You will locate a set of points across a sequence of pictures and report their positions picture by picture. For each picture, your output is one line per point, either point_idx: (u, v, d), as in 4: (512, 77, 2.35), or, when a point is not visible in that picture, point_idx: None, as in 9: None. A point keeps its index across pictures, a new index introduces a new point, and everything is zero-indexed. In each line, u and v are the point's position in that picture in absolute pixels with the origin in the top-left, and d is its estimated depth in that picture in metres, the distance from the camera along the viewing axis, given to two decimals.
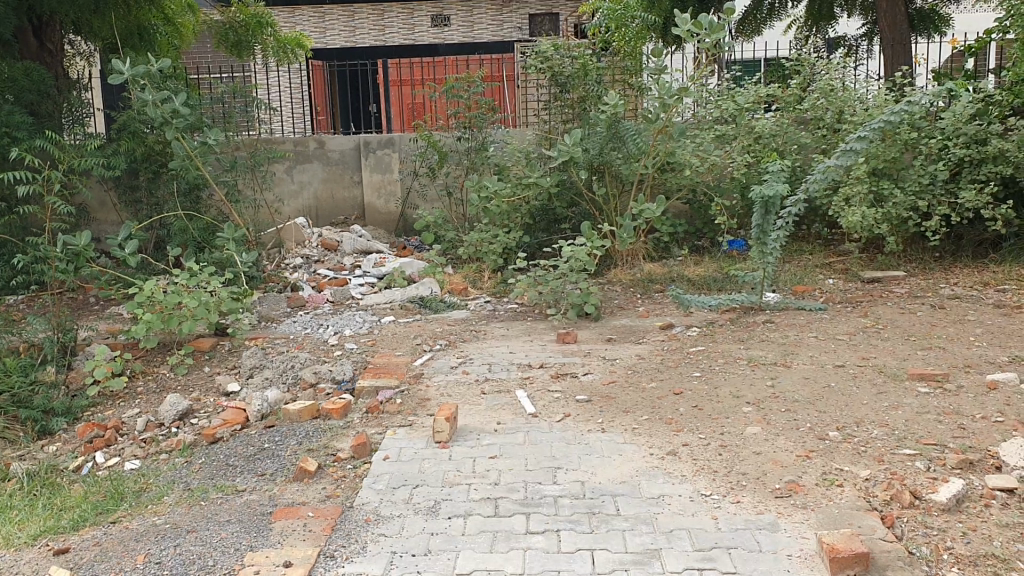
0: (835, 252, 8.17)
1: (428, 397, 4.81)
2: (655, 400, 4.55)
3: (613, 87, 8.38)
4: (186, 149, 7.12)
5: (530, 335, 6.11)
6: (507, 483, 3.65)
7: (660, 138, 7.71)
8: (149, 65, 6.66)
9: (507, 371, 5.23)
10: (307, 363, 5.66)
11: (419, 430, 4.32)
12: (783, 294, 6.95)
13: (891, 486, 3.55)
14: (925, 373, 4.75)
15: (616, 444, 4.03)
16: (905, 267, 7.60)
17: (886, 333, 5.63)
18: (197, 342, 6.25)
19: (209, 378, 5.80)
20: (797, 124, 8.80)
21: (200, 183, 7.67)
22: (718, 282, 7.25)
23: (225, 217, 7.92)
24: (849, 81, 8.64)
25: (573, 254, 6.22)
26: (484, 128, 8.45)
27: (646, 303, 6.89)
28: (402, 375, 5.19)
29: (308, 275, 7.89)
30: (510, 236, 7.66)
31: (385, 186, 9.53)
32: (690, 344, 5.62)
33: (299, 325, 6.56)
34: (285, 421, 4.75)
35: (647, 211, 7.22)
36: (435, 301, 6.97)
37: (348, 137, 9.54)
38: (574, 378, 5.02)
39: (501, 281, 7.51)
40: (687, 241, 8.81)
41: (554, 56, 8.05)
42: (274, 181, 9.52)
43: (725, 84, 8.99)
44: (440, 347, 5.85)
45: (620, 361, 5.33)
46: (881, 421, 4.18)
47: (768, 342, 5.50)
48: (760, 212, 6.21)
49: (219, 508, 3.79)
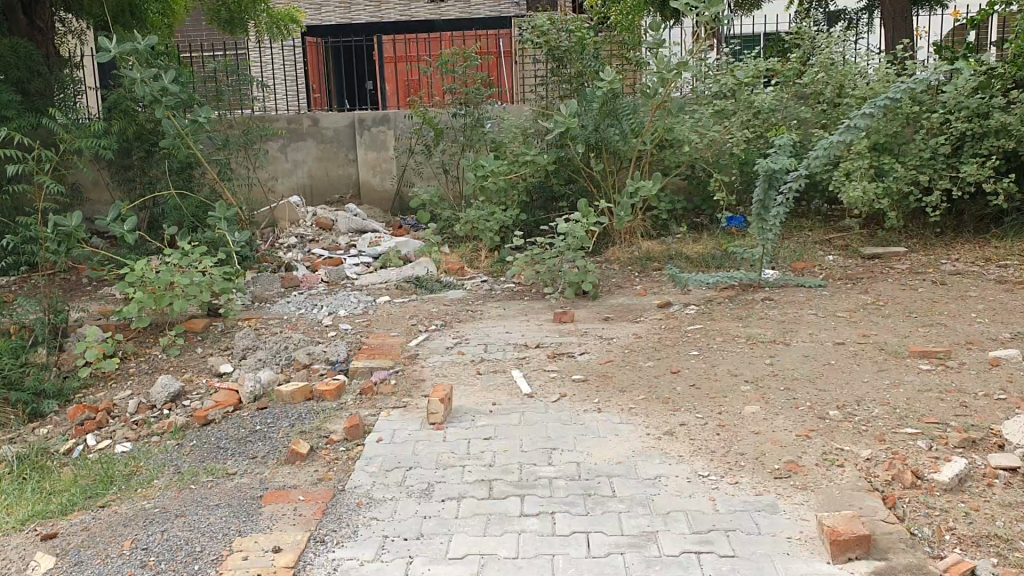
0: (835, 228, 8.08)
1: (423, 378, 4.75)
2: (653, 379, 4.48)
3: (610, 62, 8.25)
4: (177, 127, 7.01)
5: (526, 313, 6.04)
6: (502, 465, 3.59)
7: (658, 114, 7.60)
8: (138, 42, 6.54)
9: (504, 350, 5.16)
10: (301, 344, 5.60)
11: (413, 411, 4.25)
12: (782, 271, 6.88)
13: (893, 466, 3.50)
14: (927, 350, 4.69)
15: (613, 424, 3.97)
16: (906, 243, 7.52)
17: (887, 310, 5.56)
18: (190, 323, 6.18)
19: (202, 359, 5.74)
20: (796, 99, 8.68)
21: (191, 162, 7.56)
22: (716, 260, 7.18)
23: (218, 197, 7.83)
24: (849, 54, 8.52)
25: (569, 231, 6.13)
26: (480, 104, 8.29)
27: (643, 281, 6.81)
28: (396, 355, 5.12)
29: (302, 254, 7.82)
30: (506, 214, 7.57)
31: (380, 164, 9.42)
32: (688, 322, 5.55)
33: (293, 305, 6.49)
34: (278, 402, 4.71)
35: (645, 187, 7.13)
36: (431, 280, 6.90)
37: (342, 114, 9.43)
38: (571, 358, 4.95)
39: (497, 260, 7.43)
40: (685, 218, 8.72)
41: (551, 31, 7.90)
42: (269, 159, 9.42)
43: (724, 58, 8.86)
44: (436, 326, 5.78)
45: (617, 339, 5.26)
46: (882, 399, 4.12)
47: (767, 319, 5.43)
48: (764, 185, 6.13)
49: (210, 491, 3.73)
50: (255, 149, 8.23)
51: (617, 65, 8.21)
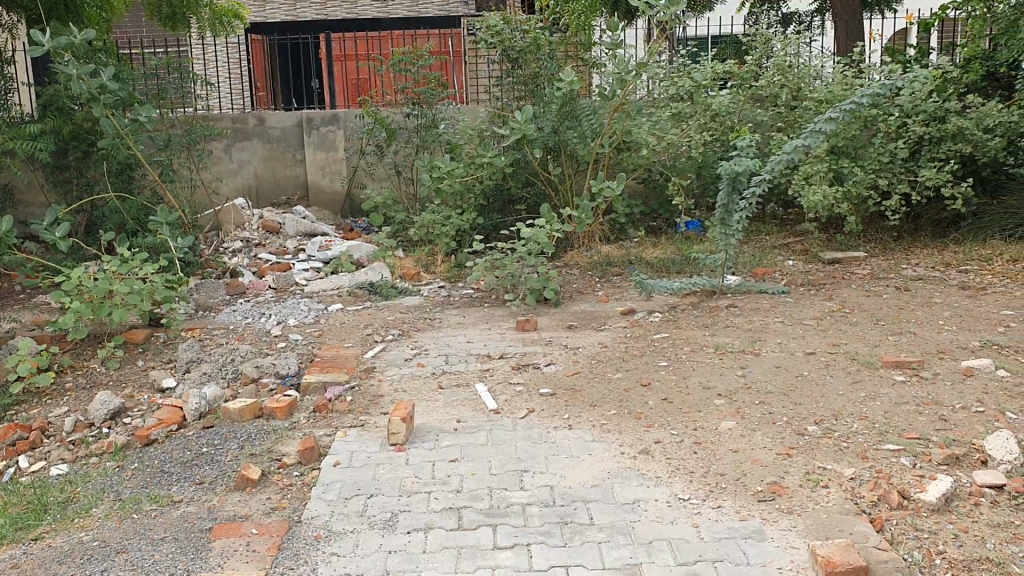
0: (793, 232, 8.00)
1: (381, 393, 4.50)
2: (623, 392, 4.30)
3: (566, 63, 8.05)
4: (116, 127, 6.65)
5: (487, 322, 5.83)
6: (470, 490, 3.38)
7: (617, 117, 7.45)
8: (73, 37, 6.18)
9: (465, 362, 4.94)
10: (249, 356, 5.32)
11: (372, 430, 4.01)
12: (744, 276, 6.76)
13: (878, 486, 3.36)
14: (900, 360, 4.58)
15: (585, 442, 3.78)
16: (865, 247, 7.46)
17: (854, 317, 5.46)
18: (130, 333, 5.85)
19: (143, 373, 5.42)
20: (753, 102, 8.58)
21: (131, 162, 7.20)
22: (677, 264, 7.04)
23: (159, 199, 7.47)
24: (805, 56, 8.45)
25: (531, 236, 5.92)
26: (433, 104, 8.05)
27: (604, 287, 6.64)
28: (352, 369, 4.87)
29: (249, 259, 7.51)
30: (462, 218, 7.35)
31: (329, 165, 9.13)
32: (654, 330, 5.39)
33: (240, 314, 6.19)
34: (226, 421, 4.45)
35: (605, 191, 6.97)
36: (385, 286, 6.65)
37: (290, 113, 9.11)
38: (536, 370, 4.75)
39: (454, 265, 7.20)
40: (642, 221, 8.58)
41: (506, 30, 7.68)
42: (212, 159, 9.06)
43: (680, 60, 8.74)
44: (393, 336, 5.54)
45: (583, 349, 5.07)
46: (860, 413, 3.99)
47: (734, 328, 5.29)
48: (727, 189, 5.97)
49: (154, 522, 3.46)
50: (199, 150, 7.89)
51: (574, 66, 8.03)
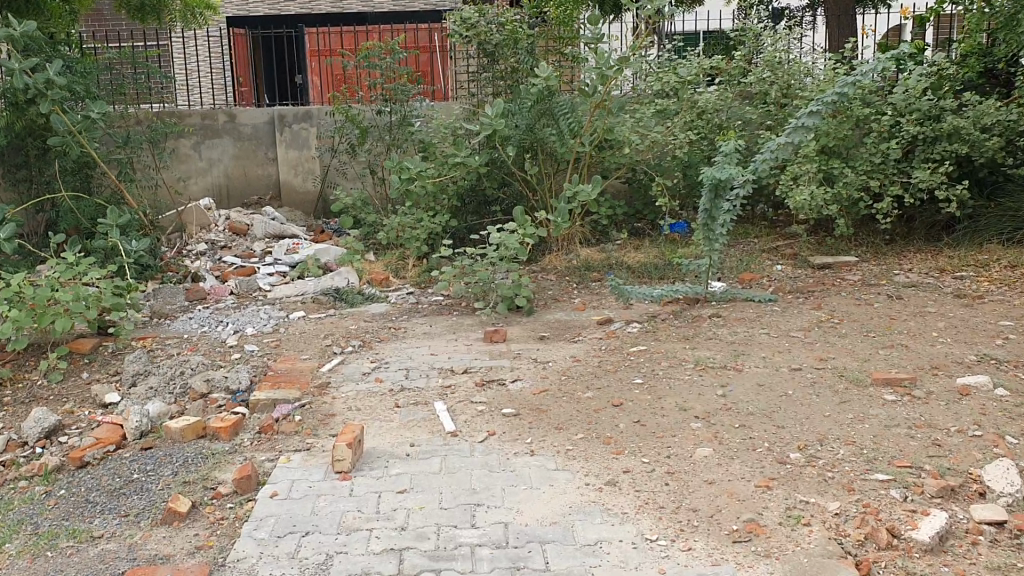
0: (782, 235, 7.69)
1: (333, 412, 4.18)
2: (592, 414, 3.97)
3: (546, 58, 7.72)
4: (66, 124, 6.38)
5: (455, 332, 5.51)
6: (416, 528, 3.05)
7: (597, 114, 7.13)
8: (14, 29, 5.85)
9: (427, 377, 4.61)
10: (198, 369, 4.99)
11: (317, 455, 3.69)
12: (729, 283, 6.44)
13: (865, 522, 3.04)
14: (891, 377, 4.26)
15: (547, 470, 3.45)
16: (856, 251, 7.15)
17: (843, 328, 5.15)
18: (76, 343, 5.50)
19: (87, 386, 5.08)
20: (741, 99, 8.26)
21: (87, 160, 6.86)
22: (659, 270, 6.72)
23: (119, 199, 7.13)
24: (796, 52, 8.15)
25: (501, 241, 5.67)
26: (405, 101, 7.75)
27: (582, 294, 6.32)
28: (305, 385, 4.53)
29: (211, 263, 7.17)
30: (435, 221, 7.03)
31: (302, 164, 8.80)
32: (630, 342, 5.07)
33: (196, 322, 5.85)
34: (166, 441, 4.14)
35: (582, 193, 6.65)
36: (351, 292, 6.32)
37: (261, 109, 8.77)
38: (501, 386, 4.42)
39: (426, 269, 6.87)
40: (626, 224, 8.26)
41: (481, 23, 7.33)
42: (180, 158, 8.71)
43: (666, 55, 8.41)
44: (354, 347, 5.21)
45: (553, 364, 4.75)
46: (847, 437, 3.68)
47: (716, 340, 4.96)
48: (711, 194, 5.64)
49: (67, 561, 3.12)
50: (160, 148, 7.55)
51: (554, 61, 7.70)
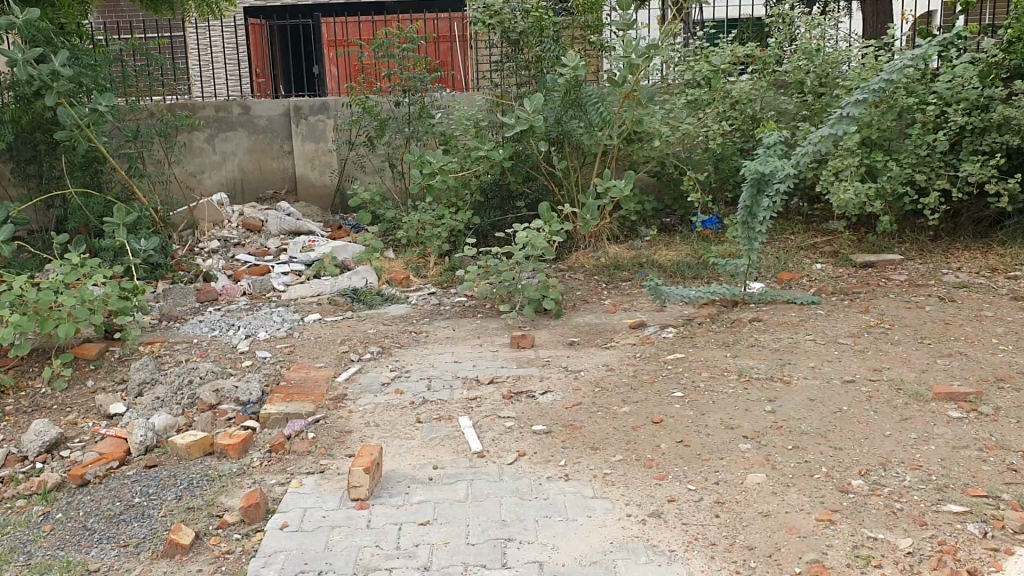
0: (819, 230, 7.33)
1: (350, 428, 3.88)
2: (630, 432, 3.65)
3: (572, 45, 7.35)
4: (73, 117, 6.07)
5: (480, 336, 5.19)
6: (440, 568, 2.75)
7: (627, 105, 6.78)
8: (14, 18, 5.56)
9: (450, 388, 4.30)
10: (208, 377, 4.71)
11: (332, 479, 3.40)
12: (767, 283, 6.10)
13: (943, 564, 2.70)
14: (954, 392, 3.91)
15: (584, 499, 3.15)
16: (900, 249, 6.78)
17: (895, 334, 4.80)
18: (82, 348, 5.22)
19: (92, 395, 4.80)
20: (775, 89, 7.90)
21: (96, 155, 6.57)
22: (693, 269, 6.39)
23: (129, 195, 6.85)
24: (833, 39, 7.77)
25: (528, 240, 5.35)
26: (422, 91, 7.44)
27: (612, 296, 6.00)
28: (320, 397, 4.24)
29: (224, 261, 6.90)
30: (457, 217, 6.72)
31: (319, 157, 8.51)
32: (666, 349, 4.74)
33: (207, 325, 5.58)
34: (172, 459, 3.87)
35: (612, 188, 6.32)
36: (369, 293, 6.03)
37: (276, 101, 8.49)
38: (530, 400, 4.11)
39: (447, 268, 6.57)
40: (655, 219, 7.92)
41: (504, 10, 6.96)
42: (193, 151, 8.45)
43: (696, 43, 8.05)
44: (372, 354, 4.91)
45: (585, 373, 4.43)
46: (912, 461, 3.35)
47: (760, 348, 4.63)
48: (752, 190, 5.28)
49: None
50: (171, 142, 7.27)
51: (581, 49, 7.35)
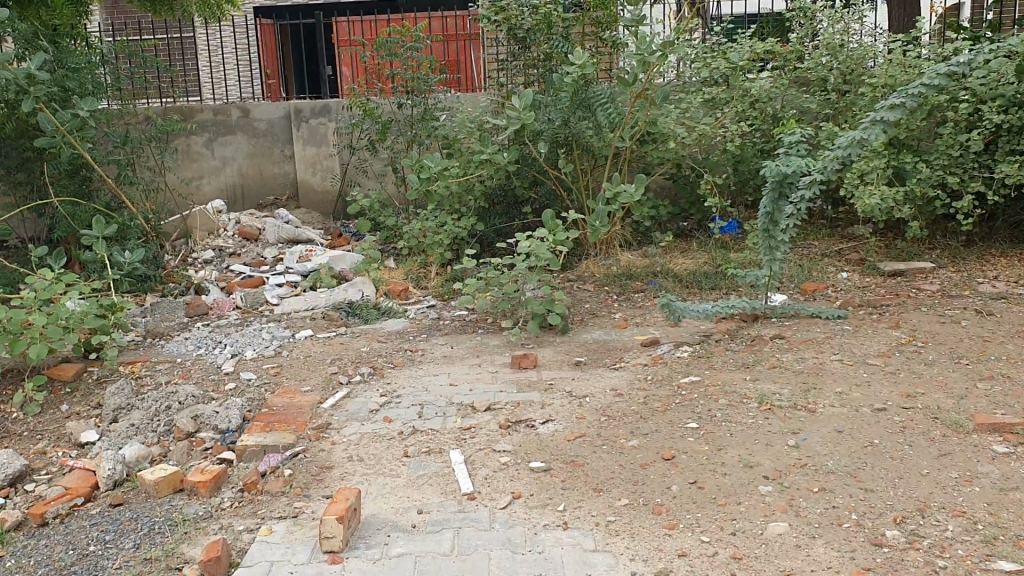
0: (845, 236, 6.93)
1: (332, 462, 3.56)
2: (638, 470, 3.30)
3: (583, 42, 6.97)
4: (55, 124, 5.80)
5: (479, 355, 4.85)
6: None
7: (639, 104, 6.42)
8: None
9: (443, 416, 3.96)
10: (187, 402, 4.38)
11: (305, 527, 3.07)
12: (790, 295, 5.73)
13: None
14: (999, 422, 3.51)
15: (583, 553, 2.79)
16: (931, 255, 6.37)
17: (928, 354, 4.41)
18: (58, 369, 4.92)
19: (64, 421, 4.49)
20: (796, 86, 7.52)
21: (83, 162, 6.27)
22: (710, 280, 6.03)
23: (119, 204, 6.55)
24: (858, 33, 7.38)
25: (532, 251, 4.99)
26: (426, 93, 7.09)
27: (624, 309, 5.65)
28: (302, 426, 3.91)
29: (218, 273, 6.60)
30: (460, 225, 6.39)
31: (321, 161, 8.20)
32: (681, 372, 4.38)
33: (193, 343, 5.27)
34: (140, 495, 3.56)
35: (622, 194, 5.96)
36: (366, 307, 5.70)
37: (276, 103, 8.18)
38: (529, 430, 3.76)
39: (449, 279, 6.24)
40: (671, 224, 7.55)
41: (511, 5, 6.64)
42: (191, 157, 8.15)
43: (713, 39, 7.66)
44: (364, 375, 4.57)
45: (591, 400, 4.07)
46: (955, 506, 2.96)
47: (782, 370, 4.26)
48: (774, 194, 4.91)
49: None
50: (164, 148, 6.96)
51: (591, 46, 6.96)
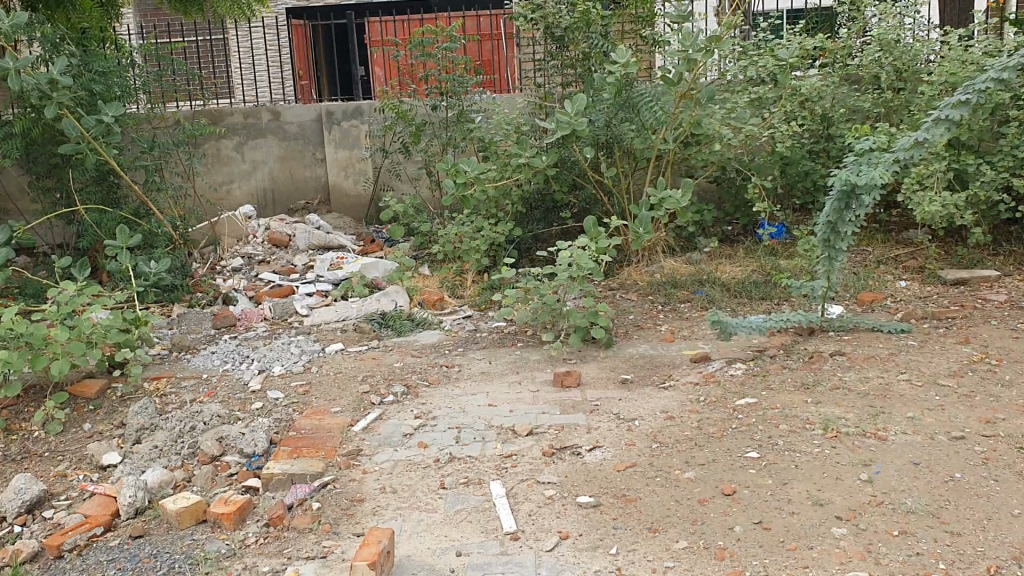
0: (901, 242, 6.60)
1: (363, 494, 3.32)
2: (696, 508, 3.02)
3: (623, 40, 6.67)
4: (79, 129, 5.61)
5: (519, 371, 4.59)
6: None
7: (684, 104, 6.10)
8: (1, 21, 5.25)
9: (482, 441, 3.71)
10: (212, 423, 4.15)
11: (334, 570, 2.83)
12: (846, 306, 5.41)
13: None
14: None
15: None
16: (995, 262, 6.02)
17: (1004, 373, 4.08)
18: (80, 386, 4.72)
19: (86, 441, 4.27)
20: (847, 84, 7.18)
21: (110, 168, 6.08)
22: (760, 289, 5.74)
23: (147, 211, 6.35)
24: (913, 28, 7.01)
25: (573, 260, 4.71)
26: (462, 95, 6.85)
27: (670, 321, 5.36)
28: (332, 452, 3.68)
29: (247, 282, 6.41)
30: (497, 232, 6.13)
31: (353, 165, 7.99)
32: (735, 393, 4.08)
33: (220, 357, 5.06)
34: (161, 527, 3.33)
35: (668, 200, 5.67)
36: (399, 319, 5.47)
37: (307, 106, 7.98)
38: (575, 458, 3.50)
39: (486, 288, 5.99)
40: (715, 229, 7.25)
41: (548, 3, 6.37)
42: (221, 161, 7.95)
43: (760, 36, 7.33)
44: (398, 394, 4.33)
45: (640, 423, 3.80)
46: None
47: (845, 391, 3.96)
48: (839, 203, 4.56)
49: None
50: (191, 153, 6.77)
51: (631, 44, 6.66)
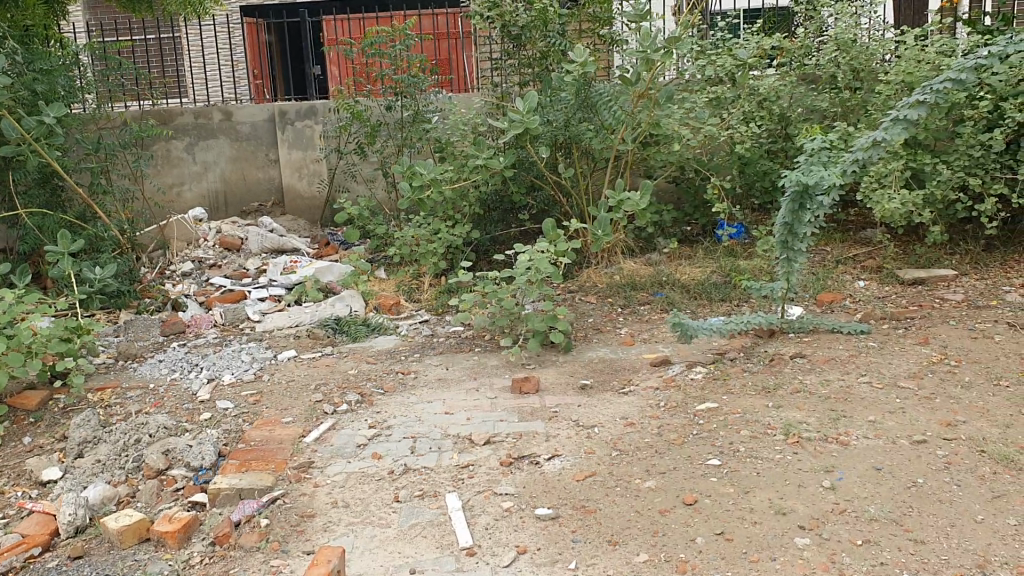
0: (859, 241, 6.60)
1: (314, 509, 3.20)
2: (658, 519, 2.94)
3: (580, 39, 6.58)
4: (19, 130, 5.39)
5: (477, 378, 4.49)
6: None
7: (643, 104, 6.03)
8: None
9: (438, 451, 3.61)
10: (158, 435, 3.99)
11: None
12: (806, 307, 5.39)
13: None
14: None
15: None
16: (952, 261, 6.03)
17: (964, 375, 4.06)
18: (21, 398, 4.53)
19: (25, 456, 4.08)
20: (804, 83, 7.16)
21: (52, 170, 5.88)
22: (720, 290, 5.69)
23: (94, 215, 6.16)
24: (869, 27, 7.00)
25: (532, 263, 4.61)
26: (417, 95, 6.72)
27: (630, 324, 5.30)
28: (282, 465, 3.55)
29: (197, 286, 6.25)
30: (454, 233, 6.03)
31: (307, 166, 7.84)
32: (695, 397, 4.02)
33: (168, 366, 4.90)
34: (102, 545, 3.18)
35: (626, 201, 5.59)
36: (353, 324, 5.35)
37: (260, 105, 7.80)
38: (534, 468, 3.41)
39: (443, 291, 5.88)
40: (675, 229, 7.21)
41: (505, 1, 6.25)
42: (171, 162, 7.74)
43: (718, 35, 7.29)
44: (352, 402, 4.21)
45: (599, 431, 3.71)
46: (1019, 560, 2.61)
47: (807, 395, 3.91)
48: (794, 203, 4.52)
49: None
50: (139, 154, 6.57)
51: (589, 43, 6.58)
